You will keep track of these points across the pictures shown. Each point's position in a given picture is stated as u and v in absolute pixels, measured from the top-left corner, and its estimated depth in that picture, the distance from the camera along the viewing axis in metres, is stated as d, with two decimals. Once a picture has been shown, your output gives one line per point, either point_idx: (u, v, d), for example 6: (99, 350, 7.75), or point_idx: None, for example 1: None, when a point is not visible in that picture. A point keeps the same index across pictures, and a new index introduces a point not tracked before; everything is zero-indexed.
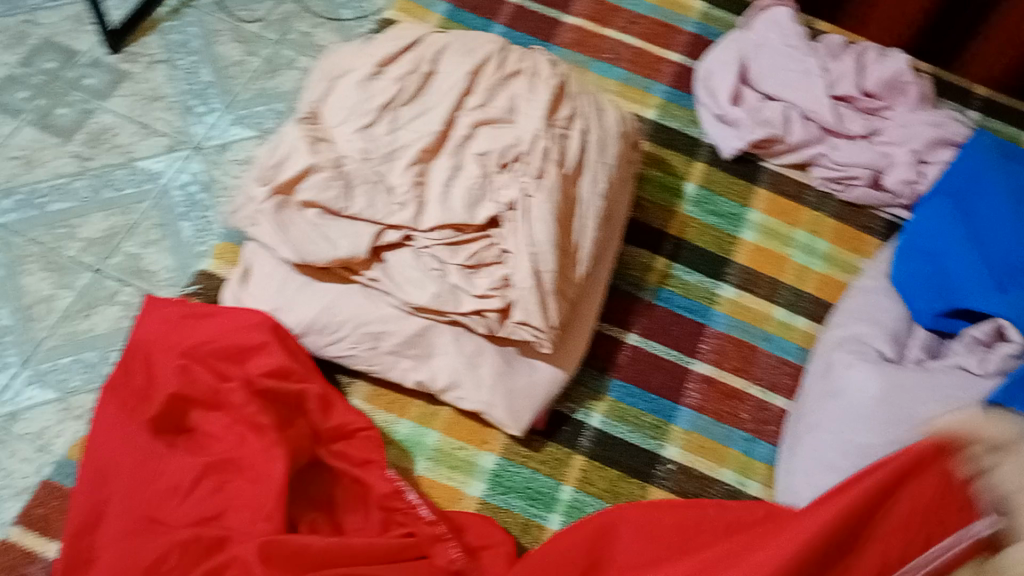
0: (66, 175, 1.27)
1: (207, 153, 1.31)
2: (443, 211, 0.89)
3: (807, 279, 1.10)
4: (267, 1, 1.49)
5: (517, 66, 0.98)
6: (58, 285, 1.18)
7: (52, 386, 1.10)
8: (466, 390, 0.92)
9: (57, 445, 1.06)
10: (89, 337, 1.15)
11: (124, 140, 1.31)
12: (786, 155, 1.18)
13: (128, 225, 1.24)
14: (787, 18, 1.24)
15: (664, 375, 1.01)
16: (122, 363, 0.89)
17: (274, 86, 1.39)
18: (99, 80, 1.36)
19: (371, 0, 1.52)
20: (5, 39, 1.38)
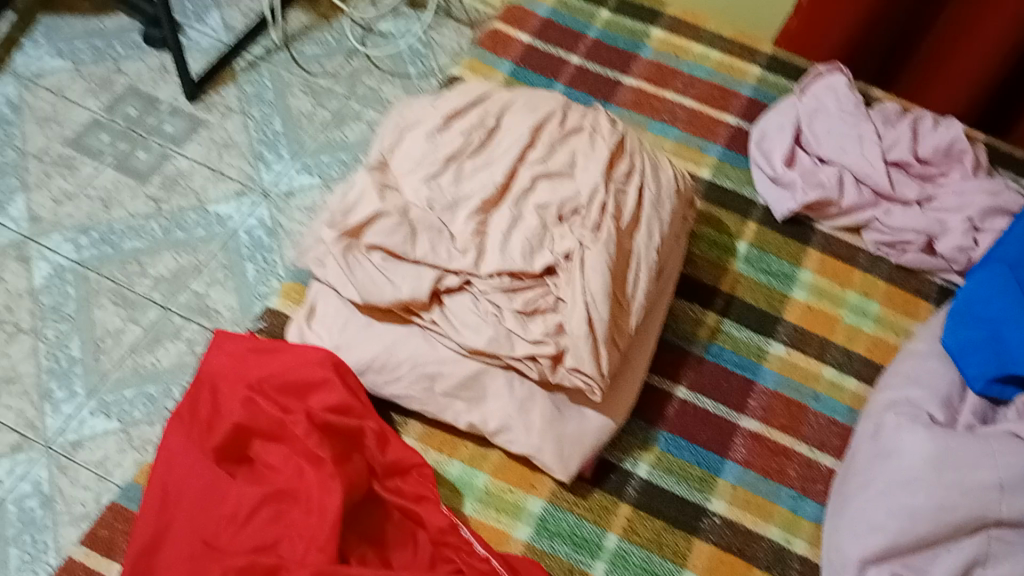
0: (142, 216, 1.34)
1: (274, 199, 1.37)
2: (502, 258, 0.93)
3: (858, 341, 1.11)
4: (338, 58, 1.57)
5: (579, 123, 1.02)
6: (127, 320, 1.24)
7: (115, 416, 1.16)
8: (516, 433, 0.94)
9: (117, 473, 1.12)
10: (153, 371, 1.20)
11: (198, 185, 1.38)
12: (839, 218, 1.19)
13: (196, 265, 1.30)
14: (843, 85, 1.26)
15: (712, 430, 1.02)
16: (190, 393, 0.93)
17: (340, 137, 1.46)
18: (177, 127, 1.44)
19: (437, 59, 1.60)
20: (92, 85, 1.48)
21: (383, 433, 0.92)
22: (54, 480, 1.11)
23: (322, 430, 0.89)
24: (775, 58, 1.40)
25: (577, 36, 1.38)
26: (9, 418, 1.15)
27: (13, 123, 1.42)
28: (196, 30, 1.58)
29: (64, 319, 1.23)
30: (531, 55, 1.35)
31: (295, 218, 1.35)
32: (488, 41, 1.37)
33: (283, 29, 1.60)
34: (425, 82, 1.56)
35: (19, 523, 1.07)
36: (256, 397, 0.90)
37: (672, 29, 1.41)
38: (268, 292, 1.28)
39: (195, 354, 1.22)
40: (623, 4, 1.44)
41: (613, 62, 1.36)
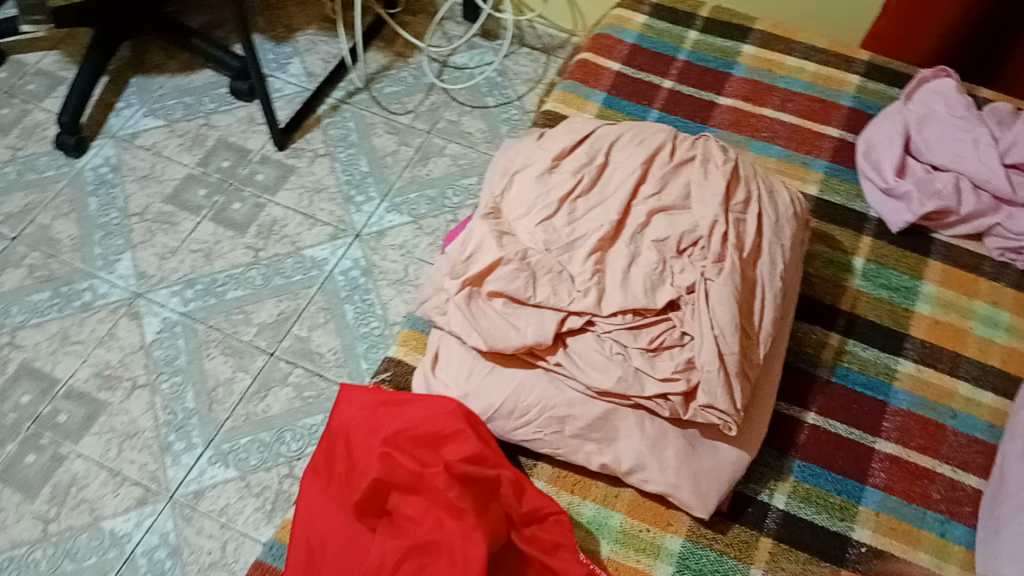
0: (242, 265, 1.54)
1: (366, 240, 1.59)
2: (625, 295, 0.92)
3: (992, 353, 1.07)
4: (418, 97, 1.82)
5: (689, 153, 1.02)
6: (235, 368, 1.43)
7: (232, 465, 1.32)
8: (650, 472, 0.92)
9: (238, 521, 1.27)
10: (265, 417, 1.38)
11: (296, 232, 1.59)
12: (957, 226, 1.16)
13: (296, 310, 1.49)
14: (953, 89, 1.23)
15: (849, 455, 0.99)
16: (326, 450, 0.95)
17: (427, 173, 1.69)
18: (268, 176, 1.65)
19: (512, 88, 1.85)
20: (186, 141, 1.68)
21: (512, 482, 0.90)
22: (181, 531, 1.26)
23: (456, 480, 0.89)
24: (873, 63, 1.37)
25: (666, 59, 1.37)
26: (134, 472, 1.31)
27: (116, 183, 1.62)
28: (281, 78, 1.83)
29: (177, 372, 1.42)
30: (623, 83, 1.34)
31: (387, 256, 1.56)
32: (577, 73, 1.35)
33: (363, 70, 1.86)
34: (503, 108, 1.81)
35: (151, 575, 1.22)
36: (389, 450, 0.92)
37: (763, 45, 1.39)
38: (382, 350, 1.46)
39: (302, 398, 1.40)
40: (710, 22, 1.42)
41: (705, 83, 1.34)
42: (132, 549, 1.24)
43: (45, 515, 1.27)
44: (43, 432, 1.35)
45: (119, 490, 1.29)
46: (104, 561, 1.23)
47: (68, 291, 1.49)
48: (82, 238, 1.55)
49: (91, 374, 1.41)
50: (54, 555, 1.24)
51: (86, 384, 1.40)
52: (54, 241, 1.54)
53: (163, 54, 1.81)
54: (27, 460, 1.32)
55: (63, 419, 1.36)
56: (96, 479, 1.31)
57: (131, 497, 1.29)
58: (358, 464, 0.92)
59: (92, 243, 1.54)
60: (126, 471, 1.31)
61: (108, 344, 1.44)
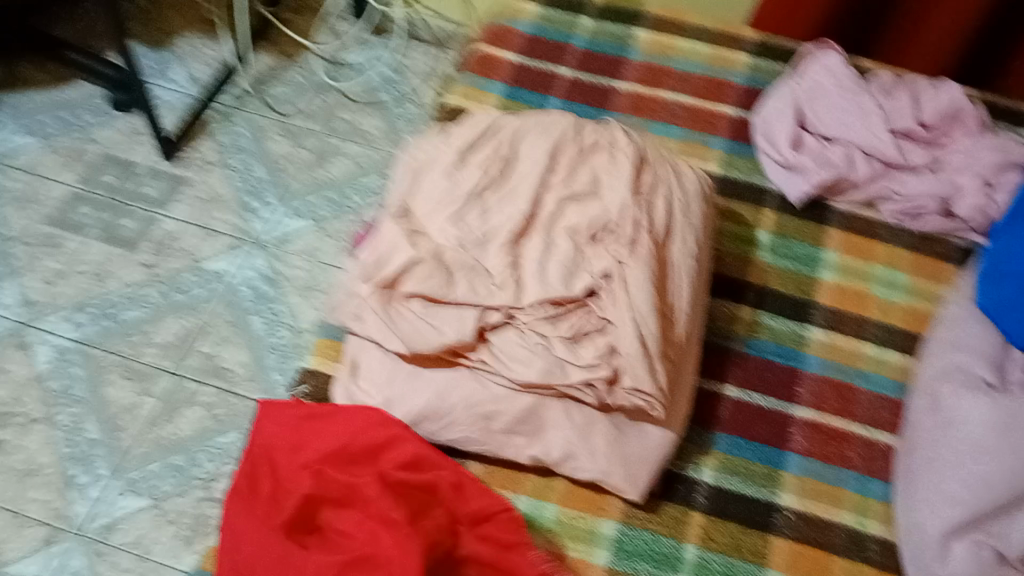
0: (136, 283, 1.41)
1: (270, 248, 1.48)
2: (542, 287, 0.92)
3: (893, 313, 1.11)
4: (307, 95, 1.71)
5: (595, 139, 1.03)
6: (139, 393, 1.30)
7: (143, 494, 1.21)
8: (581, 460, 0.93)
9: (154, 552, 1.17)
10: (175, 441, 1.26)
11: (191, 241, 1.47)
12: (851, 193, 1.20)
13: (199, 325, 1.38)
14: (838, 61, 1.27)
15: (769, 424, 1.01)
16: (248, 470, 0.91)
17: (325, 174, 1.59)
18: (157, 188, 1.52)
19: (408, 83, 1.79)
20: (67, 157, 1.52)
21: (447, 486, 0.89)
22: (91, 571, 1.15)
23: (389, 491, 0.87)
24: (762, 43, 1.43)
25: (563, 47, 1.37)
26: (36, 513, 1.18)
27: None
28: (163, 84, 1.68)
29: (74, 403, 1.28)
30: (522, 73, 1.33)
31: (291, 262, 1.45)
32: (475, 65, 1.34)
33: (252, 71, 1.74)
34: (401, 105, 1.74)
35: None
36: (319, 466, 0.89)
37: (656, 28, 1.41)
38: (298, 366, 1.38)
39: (214, 417, 1.29)
40: (604, 8, 1.43)
41: (601, 69, 1.35)
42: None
43: None
44: None
45: (21, 533, 1.17)
46: None
47: None
48: None
49: None
50: None
51: None
52: None
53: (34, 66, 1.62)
54: None
55: None
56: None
57: (32, 541, 1.16)
58: (285, 481, 0.88)
59: None
60: (28, 512, 1.18)
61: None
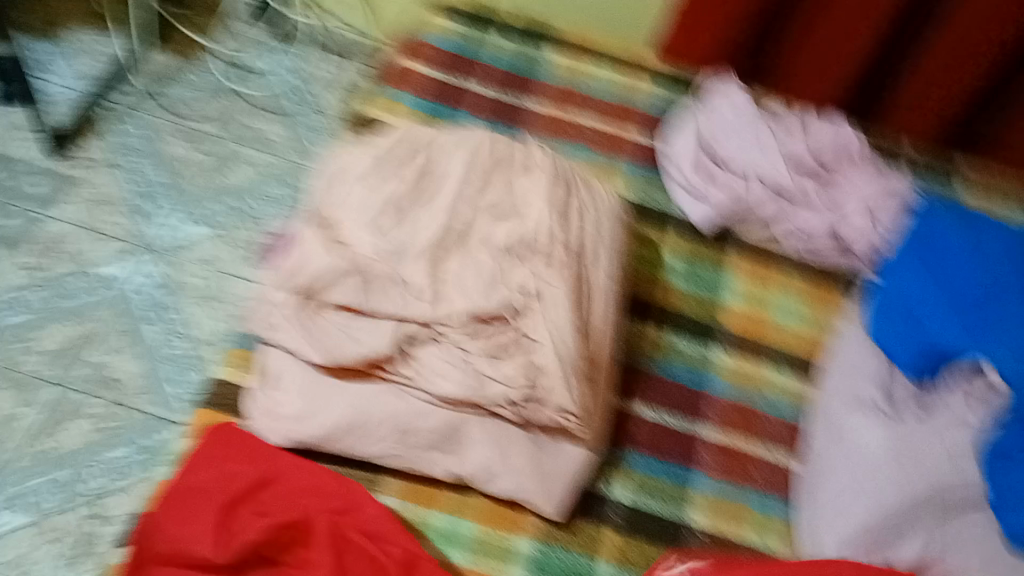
0: (20, 287, 1.44)
1: (166, 255, 1.53)
2: (465, 301, 0.92)
3: (789, 337, 1.17)
4: (212, 102, 1.75)
5: (513, 157, 1.08)
6: (19, 403, 1.33)
7: (24, 510, 1.23)
8: (500, 476, 0.93)
9: (36, 569, 1.18)
10: (59, 454, 1.30)
11: (79, 248, 1.50)
12: (754, 223, 1.26)
13: (89, 334, 1.42)
14: (742, 99, 1.34)
15: (676, 442, 1.04)
16: (195, 492, 0.85)
17: (227, 182, 1.64)
18: (45, 188, 1.55)
19: (315, 95, 1.83)
20: None
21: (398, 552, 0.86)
22: None
23: (340, 553, 0.84)
24: (669, 72, 1.50)
25: (479, 66, 1.38)
26: None
27: None
28: (50, 78, 1.68)
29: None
30: (437, 86, 1.32)
31: (189, 270, 1.51)
32: (391, 77, 1.33)
33: (149, 73, 1.77)
34: (308, 114, 1.79)
35: None
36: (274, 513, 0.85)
37: (569, 54, 1.46)
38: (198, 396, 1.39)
39: (101, 430, 1.33)
40: (519, 32, 1.47)
41: (517, 90, 1.37)
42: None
43: None
44: None
45: None
46: None
47: None
48: None
49: None
50: None
51: None
52: None
53: None
54: None
55: None
56: None
57: None
58: (235, 516, 0.84)
59: None
60: None
61: None
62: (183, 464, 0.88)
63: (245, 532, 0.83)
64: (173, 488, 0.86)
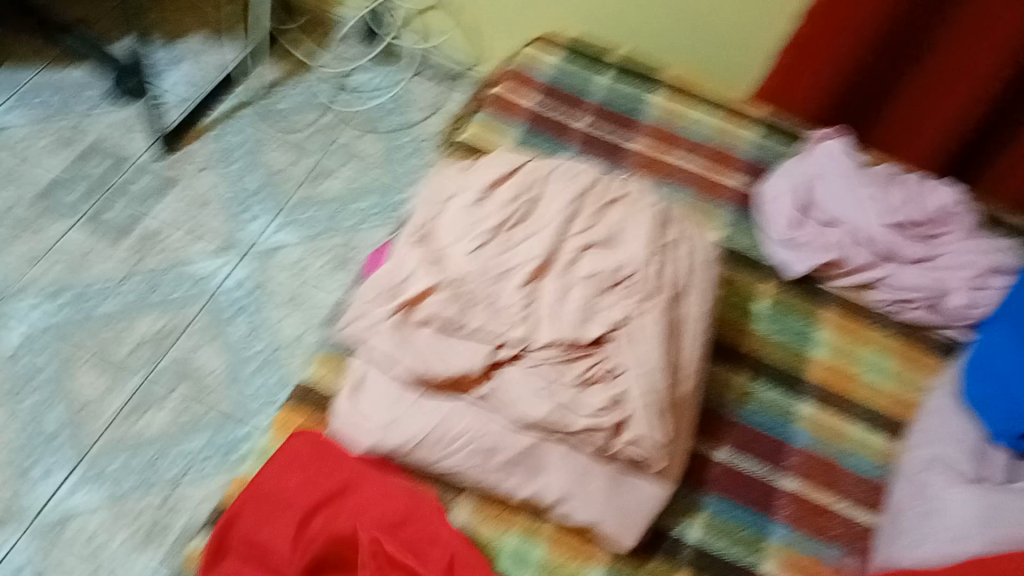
0: (118, 276, 1.51)
1: (257, 258, 1.57)
2: (555, 329, 0.94)
3: (878, 396, 1.14)
4: (313, 114, 1.81)
5: (619, 194, 1.07)
6: (107, 386, 1.39)
7: (101, 491, 1.29)
8: (575, 504, 0.93)
9: (106, 551, 1.24)
10: (139, 441, 1.35)
11: (175, 243, 1.56)
12: (847, 278, 1.23)
13: (178, 327, 1.47)
14: (840, 151, 1.32)
15: (756, 490, 1.03)
16: (279, 492, 0.91)
17: (319, 192, 1.69)
18: (149, 184, 1.63)
19: (410, 114, 1.86)
20: (58, 141, 1.65)
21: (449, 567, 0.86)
22: (40, 563, 1.22)
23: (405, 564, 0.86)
24: (767, 122, 1.45)
25: (580, 99, 1.40)
26: None
27: None
28: (166, 82, 1.78)
29: (38, 388, 1.37)
30: (540, 118, 1.36)
31: (278, 276, 1.55)
32: (493, 104, 1.36)
33: (256, 82, 1.84)
34: (402, 132, 1.82)
35: None
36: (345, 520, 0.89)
37: (671, 93, 1.45)
38: (274, 400, 1.42)
39: (181, 422, 1.37)
40: (621, 69, 1.47)
41: (615, 125, 1.39)
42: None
43: None
44: None
45: None
46: None
47: None
48: None
49: None
50: None
51: None
52: None
53: (32, 48, 1.76)
54: None
55: None
56: None
57: None
58: (309, 519, 0.89)
59: None
60: None
61: None
62: (266, 468, 0.93)
63: (314, 536, 0.87)
64: (254, 489, 0.91)
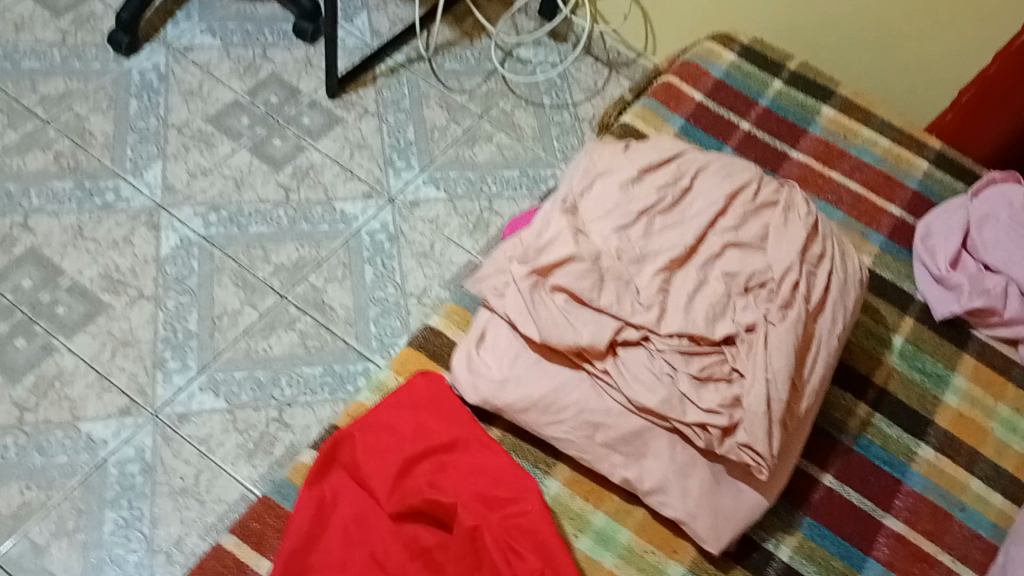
0: (271, 202, 1.59)
1: (400, 207, 1.63)
2: (685, 320, 0.94)
3: (1007, 457, 1.08)
4: (476, 79, 1.85)
5: (773, 197, 1.06)
6: (244, 301, 1.48)
7: (223, 397, 1.38)
8: (670, 496, 0.92)
9: (218, 452, 1.33)
10: (265, 356, 1.43)
11: (328, 179, 1.64)
12: (997, 328, 1.18)
13: (316, 259, 1.54)
14: (1020, 196, 1.23)
15: (858, 524, 1.00)
16: (391, 423, 0.95)
17: (469, 155, 1.73)
18: (313, 121, 1.71)
19: (571, 93, 1.87)
20: (239, 68, 1.75)
21: (528, 547, 0.87)
22: (158, 450, 1.32)
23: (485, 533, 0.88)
24: (943, 154, 1.39)
25: (749, 101, 1.39)
26: (123, 381, 1.37)
27: (159, 91, 1.69)
28: (345, 28, 1.86)
29: (184, 292, 1.47)
30: (702, 114, 1.35)
31: (416, 228, 1.60)
32: (660, 93, 1.36)
33: (429, 40, 1.88)
34: (559, 109, 1.84)
35: (118, 487, 1.28)
36: (446, 476, 0.92)
37: (843, 109, 1.40)
38: (391, 345, 1.48)
39: (304, 346, 1.45)
40: (796, 76, 1.43)
41: (780, 133, 1.36)
42: (106, 457, 1.30)
43: (24, 403, 1.33)
44: (38, 320, 1.40)
45: (105, 395, 1.35)
46: (77, 464, 1.29)
47: (92, 186, 1.55)
48: (116, 138, 1.61)
49: (100, 273, 1.47)
50: (26, 443, 1.29)
51: (92, 284, 1.45)
52: (86, 133, 1.61)
53: None
54: (18, 343, 1.38)
55: (62, 308, 1.42)
56: (86, 378, 1.36)
57: (114, 406, 1.34)
58: (413, 463, 0.92)
59: (126, 149, 1.60)
60: (115, 377, 1.37)
61: (122, 249, 1.50)
62: (386, 402, 0.97)
63: (413, 481, 0.91)
64: (370, 418, 0.96)
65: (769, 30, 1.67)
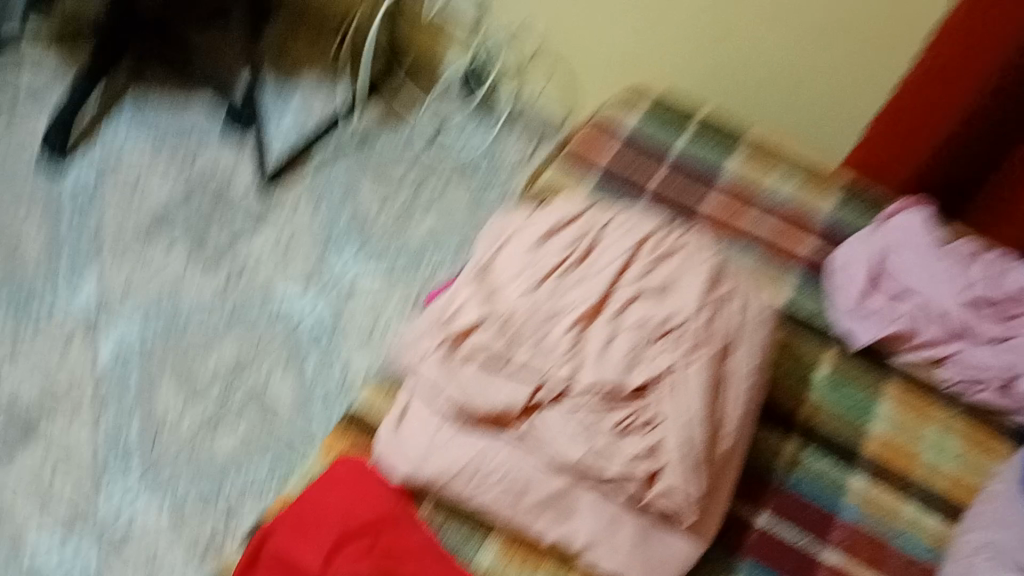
0: (207, 303, 1.59)
1: (336, 296, 1.64)
2: (598, 374, 0.95)
3: (938, 478, 1.10)
4: (405, 161, 1.87)
5: (678, 243, 1.08)
6: (185, 407, 1.47)
7: (167, 509, 1.37)
8: (602, 551, 0.93)
9: (165, 568, 1.31)
10: (208, 461, 1.42)
11: (263, 274, 1.65)
12: (917, 352, 1.18)
13: (253, 356, 1.54)
14: (924, 220, 1.26)
15: (796, 560, 1.01)
16: (322, 502, 0.94)
17: (403, 237, 1.75)
18: (247, 217, 1.72)
19: (499, 165, 1.90)
20: (170, 169, 1.76)
21: None
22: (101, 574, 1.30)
23: None
24: (851, 187, 1.40)
25: (657, 153, 1.40)
26: (64, 504, 1.35)
27: (93, 201, 1.69)
28: (273, 120, 1.87)
29: (122, 405, 1.46)
30: (615, 171, 1.38)
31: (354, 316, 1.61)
32: (573, 156, 1.39)
33: (355, 126, 1.91)
34: (490, 183, 1.87)
35: None
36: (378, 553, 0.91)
37: (752, 151, 1.43)
38: None
39: (247, 448, 1.44)
40: (703, 125, 1.45)
41: (691, 181, 1.38)
42: None
43: None
44: None
45: (46, 522, 1.33)
46: None
47: (25, 304, 1.54)
48: (49, 253, 1.61)
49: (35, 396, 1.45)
50: None
51: (28, 407, 1.44)
52: (18, 251, 1.60)
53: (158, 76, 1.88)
54: None
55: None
56: (25, 505, 1.35)
57: (55, 533, 1.33)
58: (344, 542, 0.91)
59: (59, 269, 1.59)
60: (55, 501, 1.35)
61: (58, 367, 1.49)
62: (317, 482, 0.97)
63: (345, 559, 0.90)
64: (301, 499, 0.95)
65: (683, 75, 1.69)
